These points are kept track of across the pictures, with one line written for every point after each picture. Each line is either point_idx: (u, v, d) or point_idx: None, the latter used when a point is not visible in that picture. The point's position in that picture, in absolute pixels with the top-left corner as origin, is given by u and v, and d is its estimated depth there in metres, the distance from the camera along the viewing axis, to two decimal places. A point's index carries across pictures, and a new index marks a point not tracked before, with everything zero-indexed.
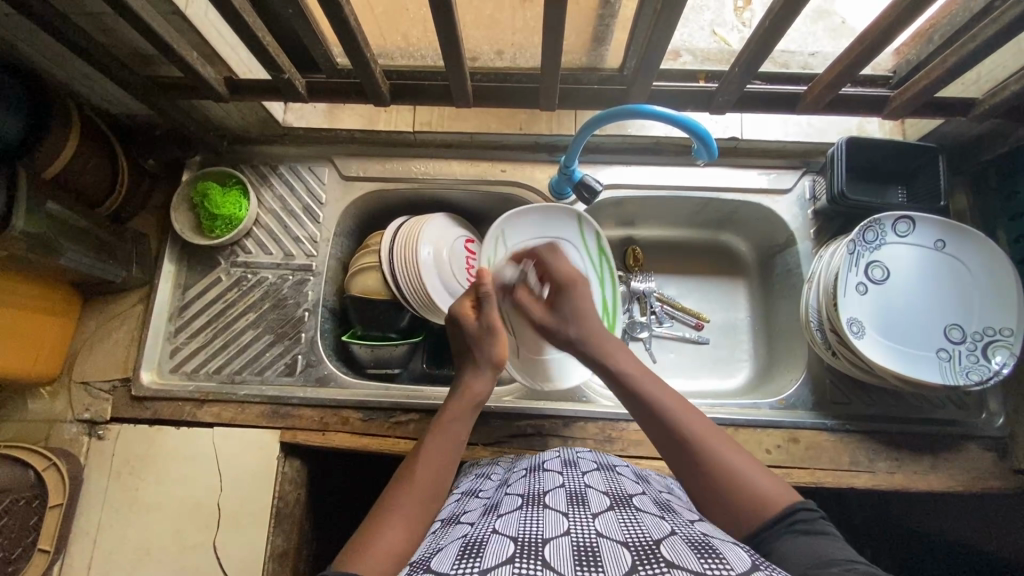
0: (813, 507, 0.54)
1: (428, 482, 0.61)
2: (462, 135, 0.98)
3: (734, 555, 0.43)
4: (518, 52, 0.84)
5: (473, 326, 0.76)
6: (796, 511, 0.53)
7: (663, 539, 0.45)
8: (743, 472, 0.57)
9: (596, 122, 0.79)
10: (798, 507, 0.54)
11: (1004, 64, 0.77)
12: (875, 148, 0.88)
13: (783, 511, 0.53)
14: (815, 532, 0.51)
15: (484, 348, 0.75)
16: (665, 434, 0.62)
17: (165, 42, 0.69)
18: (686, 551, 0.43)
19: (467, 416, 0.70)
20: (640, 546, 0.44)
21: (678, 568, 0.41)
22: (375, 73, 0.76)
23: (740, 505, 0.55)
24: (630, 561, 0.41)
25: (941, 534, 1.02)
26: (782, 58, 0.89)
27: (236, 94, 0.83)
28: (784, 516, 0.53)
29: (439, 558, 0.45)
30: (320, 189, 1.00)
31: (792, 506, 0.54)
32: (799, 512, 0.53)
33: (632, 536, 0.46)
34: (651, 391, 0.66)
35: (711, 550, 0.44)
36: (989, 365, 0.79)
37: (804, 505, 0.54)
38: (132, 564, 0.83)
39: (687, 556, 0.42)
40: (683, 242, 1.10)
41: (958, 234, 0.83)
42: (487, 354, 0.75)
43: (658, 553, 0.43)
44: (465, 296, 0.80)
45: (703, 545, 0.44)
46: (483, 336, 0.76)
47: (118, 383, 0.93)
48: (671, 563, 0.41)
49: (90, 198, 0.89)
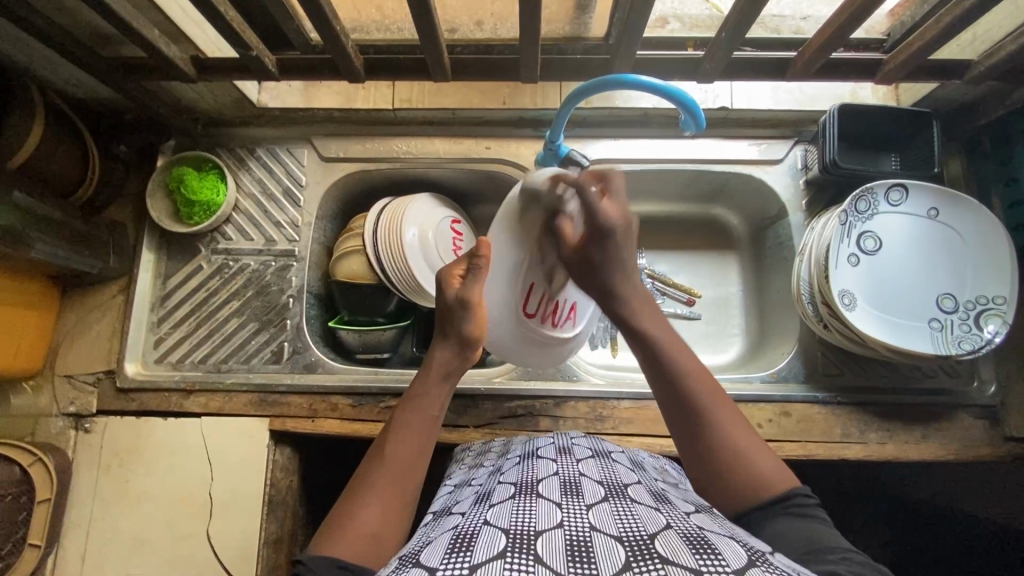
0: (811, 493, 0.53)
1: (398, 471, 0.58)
2: (443, 111, 0.95)
3: (731, 551, 0.42)
4: (498, 23, 0.82)
5: (450, 296, 0.70)
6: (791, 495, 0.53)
7: (659, 533, 0.44)
8: (739, 445, 0.56)
9: (580, 94, 0.75)
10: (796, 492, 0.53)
11: (1001, 23, 0.74)
12: (867, 114, 0.85)
13: (783, 494, 0.52)
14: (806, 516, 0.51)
15: (455, 322, 0.70)
16: (674, 396, 0.59)
17: (123, 20, 0.66)
18: (681, 547, 0.42)
19: (437, 391, 0.66)
20: (635, 541, 0.43)
21: (673, 565, 0.40)
22: (347, 48, 0.73)
23: (744, 490, 0.54)
24: (624, 558, 0.41)
25: (931, 501, 1.03)
26: (772, 23, 0.86)
27: (203, 75, 0.79)
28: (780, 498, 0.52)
29: (429, 552, 0.44)
30: (299, 171, 0.97)
31: (793, 492, 0.53)
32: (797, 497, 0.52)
33: (627, 529, 0.45)
34: (673, 352, 0.62)
35: (707, 546, 0.42)
36: (981, 334, 0.78)
37: (803, 491, 0.53)
38: (126, 555, 0.83)
39: (682, 552, 0.41)
40: (674, 216, 1.08)
41: (952, 201, 0.81)
42: (460, 327, 0.69)
43: (653, 549, 0.42)
44: (456, 263, 0.74)
45: (698, 540, 0.44)
46: (455, 310, 0.69)
47: (102, 375, 0.91)
48: (666, 559, 0.40)
49: (61, 188, 0.86)
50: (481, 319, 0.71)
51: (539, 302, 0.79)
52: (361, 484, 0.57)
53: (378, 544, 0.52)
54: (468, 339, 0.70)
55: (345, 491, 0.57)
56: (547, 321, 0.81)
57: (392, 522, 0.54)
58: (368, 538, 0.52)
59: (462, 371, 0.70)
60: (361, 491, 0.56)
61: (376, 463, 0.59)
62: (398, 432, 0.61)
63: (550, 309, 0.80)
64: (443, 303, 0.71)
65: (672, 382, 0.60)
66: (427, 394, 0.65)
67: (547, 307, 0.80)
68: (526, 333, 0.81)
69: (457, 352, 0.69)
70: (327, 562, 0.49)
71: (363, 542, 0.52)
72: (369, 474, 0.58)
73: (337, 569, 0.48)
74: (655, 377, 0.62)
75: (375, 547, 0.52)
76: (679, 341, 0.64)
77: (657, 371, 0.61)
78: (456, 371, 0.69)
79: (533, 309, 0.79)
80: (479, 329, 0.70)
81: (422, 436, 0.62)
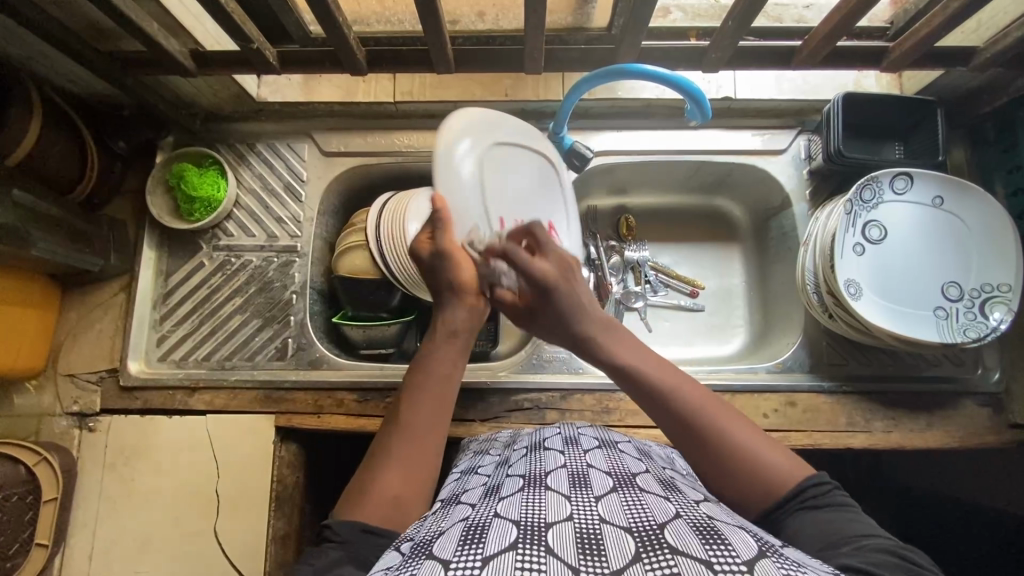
0: (827, 480, 0.53)
1: (418, 436, 0.57)
2: (445, 104, 0.94)
3: (738, 540, 0.42)
4: (500, 14, 0.82)
5: (425, 257, 0.61)
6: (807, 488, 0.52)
7: (668, 523, 0.44)
8: (756, 456, 0.54)
9: (585, 84, 0.75)
10: (806, 482, 0.52)
11: (1007, 8, 0.74)
12: (871, 104, 0.85)
13: (797, 489, 0.52)
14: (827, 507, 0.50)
15: (439, 276, 0.61)
16: (670, 420, 0.57)
17: (121, 13, 0.64)
18: (690, 536, 0.42)
19: (451, 352, 0.62)
20: (644, 532, 0.43)
21: (683, 555, 0.40)
22: (349, 39, 0.72)
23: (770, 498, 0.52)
24: (634, 550, 0.41)
25: (934, 489, 1.04)
26: (775, 12, 0.86)
27: (204, 68, 0.78)
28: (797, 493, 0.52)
29: (441, 543, 0.44)
30: (300, 166, 0.96)
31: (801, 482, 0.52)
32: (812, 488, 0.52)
33: (637, 520, 0.45)
34: (656, 377, 0.58)
35: (715, 535, 0.42)
36: (987, 321, 0.78)
37: (816, 479, 0.52)
38: (133, 553, 0.82)
39: (691, 541, 0.41)
40: (677, 208, 1.08)
41: (957, 189, 0.81)
42: (450, 280, 0.61)
43: (663, 539, 0.42)
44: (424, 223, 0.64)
45: (707, 528, 0.44)
46: (435, 267, 0.61)
47: (105, 374, 0.91)
48: (676, 549, 0.40)
49: (59, 185, 0.84)
50: (468, 268, 0.62)
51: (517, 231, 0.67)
52: (382, 448, 0.57)
53: (401, 507, 0.53)
54: (465, 288, 0.62)
55: (368, 456, 0.57)
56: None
57: (413, 487, 0.54)
58: (391, 503, 0.53)
59: (475, 327, 0.65)
60: (382, 453, 0.56)
61: (394, 428, 0.58)
62: (414, 397, 0.59)
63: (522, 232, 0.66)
64: (423, 268, 0.62)
65: (668, 412, 0.57)
66: (439, 356, 0.62)
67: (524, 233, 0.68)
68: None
69: (458, 307, 0.63)
70: (351, 529, 0.50)
71: (385, 508, 0.52)
72: (389, 439, 0.57)
73: (362, 533, 0.50)
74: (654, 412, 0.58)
75: (399, 513, 0.53)
76: (656, 358, 0.61)
77: (645, 395, 0.58)
78: (466, 331, 0.64)
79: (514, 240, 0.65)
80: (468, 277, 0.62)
81: (439, 398, 0.60)
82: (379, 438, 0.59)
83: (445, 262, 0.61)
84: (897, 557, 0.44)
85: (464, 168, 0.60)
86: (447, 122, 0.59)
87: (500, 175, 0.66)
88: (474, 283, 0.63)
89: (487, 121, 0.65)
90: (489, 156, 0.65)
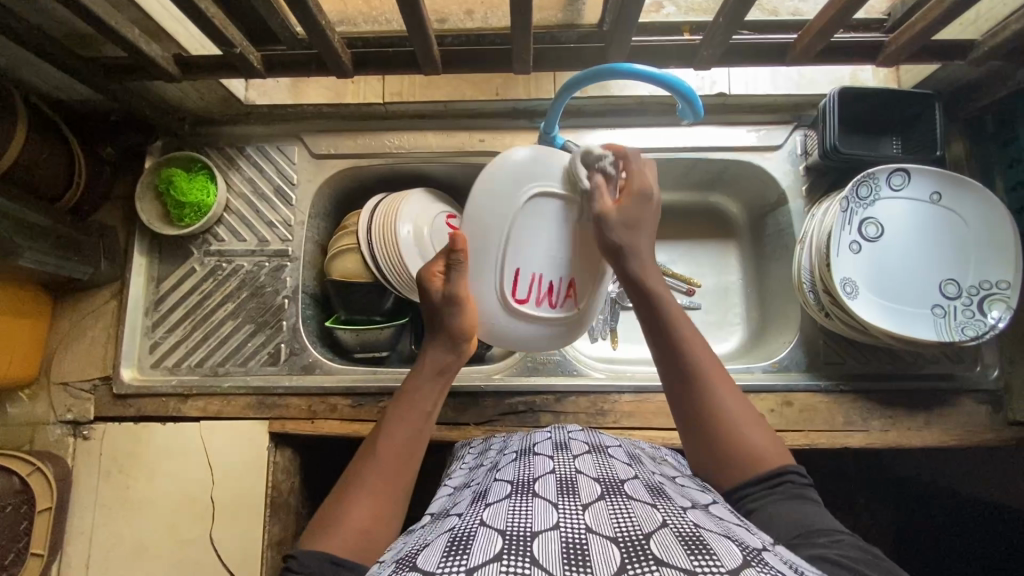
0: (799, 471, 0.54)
1: (394, 467, 0.57)
2: (435, 104, 0.93)
3: (724, 548, 0.42)
4: (489, 12, 0.80)
5: (434, 299, 0.65)
6: (785, 474, 0.53)
7: (654, 531, 0.44)
8: (742, 430, 0.56)
9: (576, 84, 0.72)
10: (787, 470, 0.54)
11: (1005, 1, 0.72)
12: (867, 98, 0.84)
13: (772, 472, 0.54)
14: (798, 499, 0.52)
15: (444, 320, 0.65)
16: (675, 366, 0.59)
17: (99, 19, 0.63)
18: (677, 546, 0.41)
19: (432, 388, 0.64)
20: (630, 541, 0.42)
21: (667, 567, 0.39)
22: (334, 42, 0.70)
23: (740, 466, 0.55)
24: (619, 560, 0.40)
25: (932, 483, 1.04)
26: (770, 4, 0.83)
27: (188, 73, 0.77)
28: (770, 476, 0.53)
29: (425, 555, 0.43)
30: (290, 169, 0.95)
31: (785, 470, 0.54)
32: (785, 475, 0.53)
33: (623, 529, 0.44)
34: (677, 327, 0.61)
35: (701, 543, 0.42)
36: (985, 319, 0.77)
37: (793, 471, 0.54)
38: (130, 560, 0.83)
39: (676, 551, 0.41)
40: (674, 205, 1.07)
41: (955, 185, 0.79)
42: (448, 325, 0.65)
43: (648, 550, 0.41)
44: (436, 257, 0.67)
45: (694, 537, 0.43)
46: (443, 309, 0.65)
47: (98, 382, 0.90)
48: (660, 560, 0.40)
49: (46, 194, 0.84)
50: (472, 313, 0.66)
51: (530, 286, 0.70)
52: (352, 481, 0.56)
53: (371, 539, 0.52)
54: (459, 336, 0.65)
55: (337, 487, 0.57)
56: (541, 303, 0.71)
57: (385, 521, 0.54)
58: (361, 535, 0.52)
59: (459, 367, 0.67)
60: (355, 485, 0.55)
61: (366, 462, 0.57)
62: (388, 432, 0.60)
63: (540, 289, 0.70)
64: (428, 306, 0.67)
65: (677, 358, 0.59)
66: (421, 390, 0.63)
67: (538, 288, 0.70)
68: (518, 323, 0.72)
69: (446, 350, 0.65)
70: (318, 558, 0.49)
71: (353, 539, 0.51)
72: (361, 472, 0.57)
73: (329, 565, 0.48)
74: (665, 357, 0.60)
75: (369, 547, 0.52)
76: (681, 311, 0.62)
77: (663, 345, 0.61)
78: (451, 371, 0.66)
79: (523, 294, 0.70)
80: (470, 322, 0.66)
81: (416, 433, 0.60)
82: (350, 470, 0.58)
83: (452, 306, 0.65)
84: (869, 556, 0.45)
85: (492, 207, 0.67)
86: (502, 165, 0.67)
87: (535, 230, 0.68)
88: (468, 330, 0.66)
89: (556, 175, 0.68)
90: (527, 210, 0.68)
